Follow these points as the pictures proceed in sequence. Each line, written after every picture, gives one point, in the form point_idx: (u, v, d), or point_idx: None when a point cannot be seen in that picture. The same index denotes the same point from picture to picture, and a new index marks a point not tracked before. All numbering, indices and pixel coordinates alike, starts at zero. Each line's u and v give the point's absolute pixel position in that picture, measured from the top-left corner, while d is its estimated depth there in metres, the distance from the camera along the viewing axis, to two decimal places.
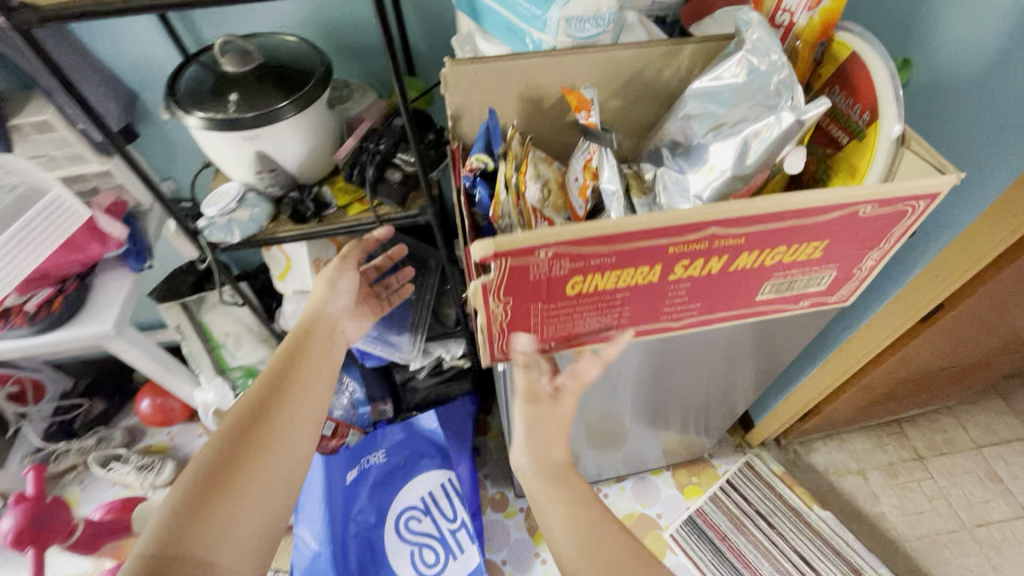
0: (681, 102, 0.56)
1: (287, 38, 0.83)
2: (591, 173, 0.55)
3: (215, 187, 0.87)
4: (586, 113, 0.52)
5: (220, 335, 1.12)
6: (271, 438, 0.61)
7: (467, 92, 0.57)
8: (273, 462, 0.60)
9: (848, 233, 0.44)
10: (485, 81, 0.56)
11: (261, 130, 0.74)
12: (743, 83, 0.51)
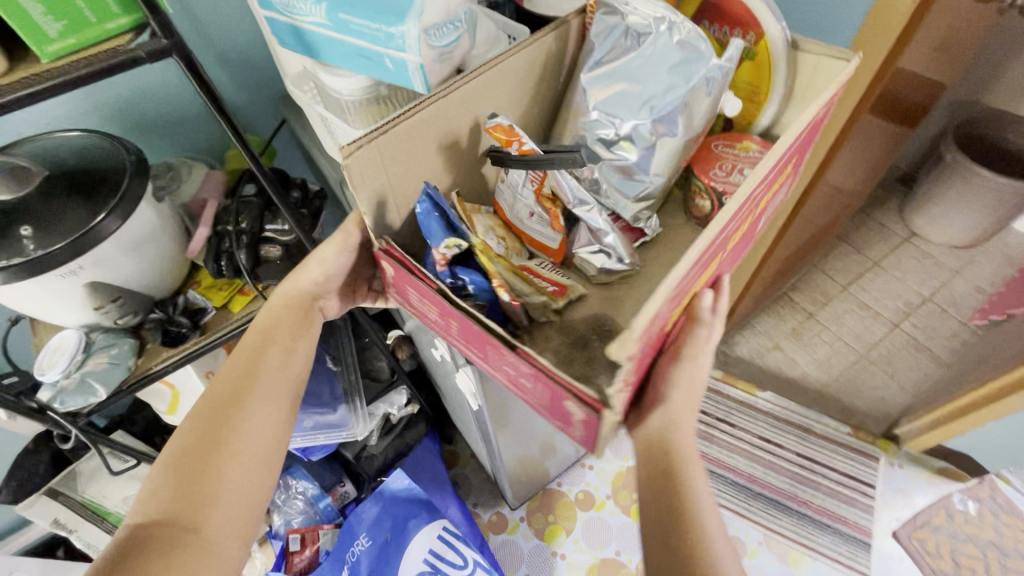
0: (585, 97, 0.56)
1: (68, 135, 0.66)
2: (549, 199, 0.56)
3: (41, 343, 0.67)
4: (518, 141, 0.52)
5: (117, 503, 0.89)
6: (248, 392, 0.55)
7: (373, 172, 0.48)
8: (256, 418, 0.54)
9: (803, 138, 0.56)
10: (400, 148, 0.49)
11: (83, 258, 0.58)
12: (640, 52, 0.53)
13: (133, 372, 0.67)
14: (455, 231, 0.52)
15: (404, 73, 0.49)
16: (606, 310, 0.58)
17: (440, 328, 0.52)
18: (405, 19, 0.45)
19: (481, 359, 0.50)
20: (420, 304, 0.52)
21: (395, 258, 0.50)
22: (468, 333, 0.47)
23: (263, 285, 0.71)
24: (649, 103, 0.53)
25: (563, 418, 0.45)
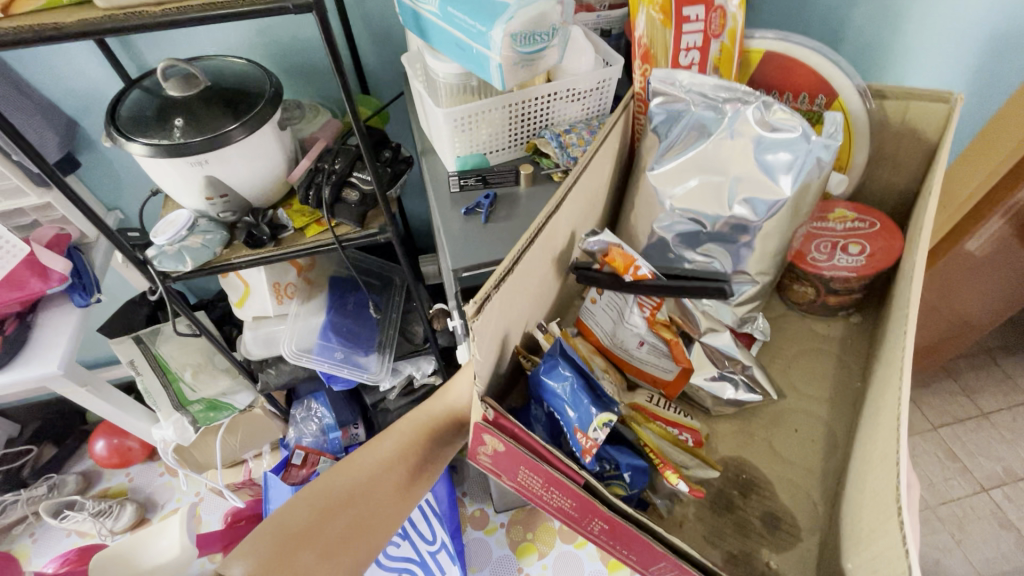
0: (658, 195, 0.57)
1: (235, 60, 0.81)
2: (666, 325, 0.57)
3: (165, 215, 0.84)
4: (633, 271, 0.52)
5: (177, 367, 1.07)
6: (365, 486, 0.54)
7: (491, 340, 0.47)
8: (364, 513, 0.53)
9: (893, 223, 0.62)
10: (518, 290, 0.49)
11: (210, 154, 0.72)
12: (713, 142, 0.53)
13: (216, 258, 0.81)
14: (599, 400, 0.51)
15: (487, 68, 0.55)
16: (738, 448, 0.59)
17: (558, 515, 0.49)
18: (495, 21, 0.52)
19: (622, 555, 0.48)
20: (532, 489, 0.48)
21: (510, 448, 0.45)
22: (625, 535, 0.46)
23: (336, 221, 0.82)
24: (735, 196, 0.53)
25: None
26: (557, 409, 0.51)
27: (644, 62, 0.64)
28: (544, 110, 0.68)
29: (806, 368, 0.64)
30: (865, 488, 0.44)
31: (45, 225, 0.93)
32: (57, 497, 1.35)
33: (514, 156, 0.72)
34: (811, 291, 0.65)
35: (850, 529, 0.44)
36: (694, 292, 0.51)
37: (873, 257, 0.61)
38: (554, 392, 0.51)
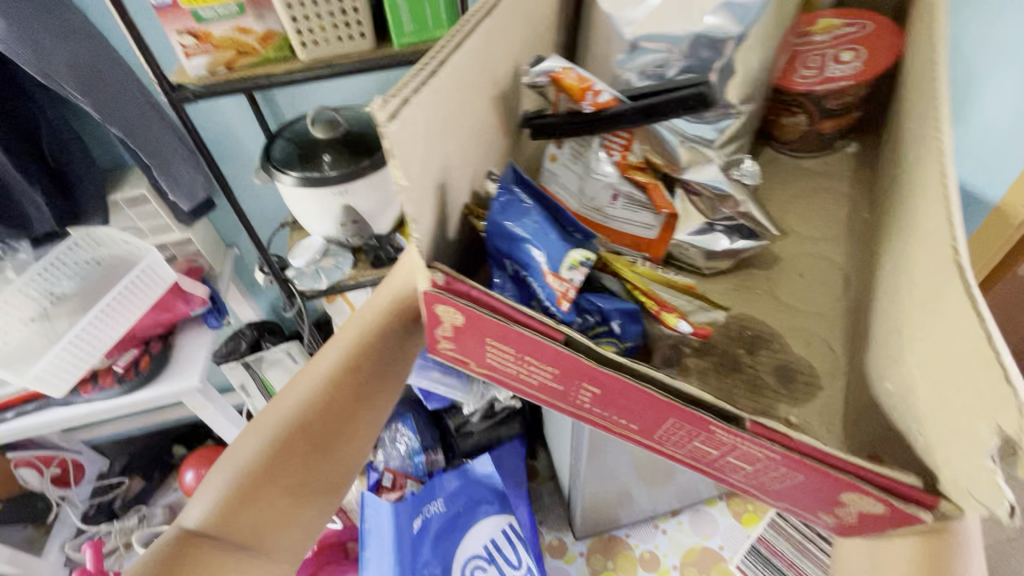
0: (616, 24, 0.53)
1: (366, 109, 0.94)
2: (638, 168, 0.56)
3: (295, 243, 0.95)
4: (592, 96, 0.53)
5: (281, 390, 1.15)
6: (325, 397, 0.53)
7: (426, 174, 0.43)
8: (332, 420, 0.54)
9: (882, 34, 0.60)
10: (448, 105, 0.45)
11: (351, 184, 0.82)
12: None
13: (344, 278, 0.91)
14: (557, 221, 0.51)
15: None
16: (746, 307, 0.54)
17: (546, 393, 0.47)
18: None
19: (628, 426, 0.46)
20: (506, 363, 0.46)
21: (466, 312, 0.42)
22: (621, 394, 0.42)
23: None
24: (704, 6, 0.49)
25: (809, 498, 0.42)
26: (522, 254, 0.48)
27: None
28: None
29: (814, 205, 0.62)
30: (917, 323, 0.39)
31: (181, 259, 1.06)
32: (148, 528, 1.41)
33: None
34: (800, 122, 0.62)
35: (908, 348, 0.39)
36: (665, 110, 0.52)
37: (868, 61, 0.59)
38: (505, 235, 0.48)
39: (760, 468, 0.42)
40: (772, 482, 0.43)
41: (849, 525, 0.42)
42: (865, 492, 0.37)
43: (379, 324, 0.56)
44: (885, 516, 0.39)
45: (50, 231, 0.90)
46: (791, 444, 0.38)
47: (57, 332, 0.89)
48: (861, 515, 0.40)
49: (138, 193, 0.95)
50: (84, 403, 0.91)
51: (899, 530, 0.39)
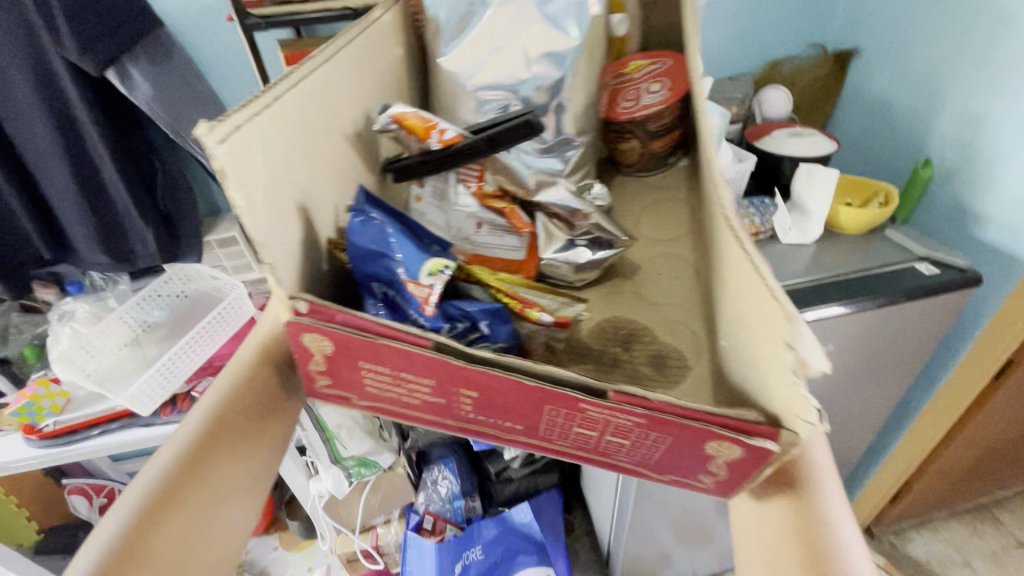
0: (461, 79, 0.58)
1: None
2: (496, 195, 0.60)
3: None
4: (438, 133, 0.55)
5: (333, 427, 1.09)
6: (186, 493, 0.37)
7: (279, 203, 0.44)
8: (198, 522, 0.38)
9: (676, 67, 0.69)
10: (296, 137, 0.46)
11: None
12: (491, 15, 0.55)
13: None
14: (410, 231, 0.52)
15: None
16: (613, 310, 0.57)
17: (430, 409, 0.47)
18: None
19: (516, 427, 0.46)
20: (389, 387, 0.46)
21: (329, 334, 0.42)
22: (499, 391, 0.43)
23: None
24: (532, 55, 0.56)
25: (683, 464, 0.43)
26: (381, 269, 0.50)
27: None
28: None
29: (661, 213, 0.68)
30: (744, 305, 0.41)
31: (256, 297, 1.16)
32: None
33: None
34: (636, 144, 0.70)
35: (733, 327, 0.44)
36: (506, 134, 0.55)
37: (671, 87, 0.67)
38: (370, 253, 0.49)
39: (639, 442, 0.43)
40: (653, 455, 0.43)
41: (722, 481, 0.43)
42: (722, 436, 0.39)
43: (246, 383, 0.43)
44: (745, 459, 0.40)
45: (151, 265, 1.00)
46: (650, 409, 0.40)
47: (146, 356, 0.96)
48: (730, 466, 0.41)
49: (230, 235, 1.07)
50: (161, 425, 0.98)
51: (760, 468, 0.41)
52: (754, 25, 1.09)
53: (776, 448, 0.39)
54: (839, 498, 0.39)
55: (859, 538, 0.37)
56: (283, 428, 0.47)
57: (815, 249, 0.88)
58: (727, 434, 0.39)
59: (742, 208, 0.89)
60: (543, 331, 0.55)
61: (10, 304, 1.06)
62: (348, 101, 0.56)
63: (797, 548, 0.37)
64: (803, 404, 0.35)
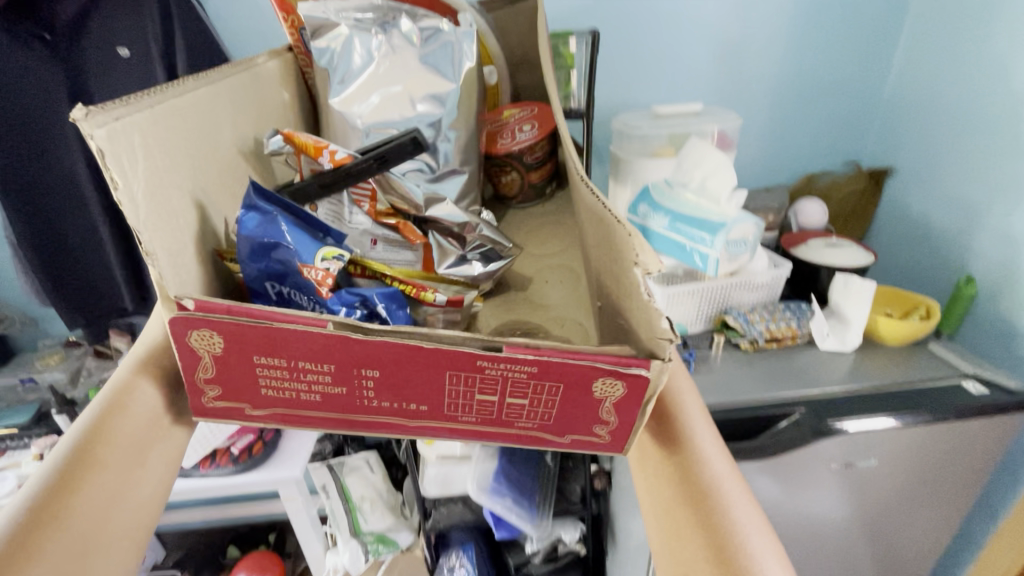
0: (348, 118, 0.60)
1: None
2: (388, 213, 0.58)
3: None
4: (329, 153, 0.55)
5: (358, 498, 1.21)
6: (66, 512, 0.38)
7: (168, 199, 0.46)
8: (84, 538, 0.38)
9: (545, 111, 0.77)
10: (173, 139, 0.47)
11: None
12: (378, 65, 0.59)
13: None
14: (314, 228, 0.51)
15: (705, 262, 0.81)
16: (509, 317, 0.58)
17: (338, 402, 0.44)
18: (717, 233, 0.80)
19: (418, 409, 0.44)
20: (283, 386, 0.43)
21: (220, 328, 0.40)
22: (400, 365, 0.41)
23: None
24: (416, 95, 0.59)
25: (569, 416, 0.44)
26: (280, 266, 0.49)
27: (287, 15, 0.68)
28: (726, 298, 0.91)
29: (546, 232, 0.73)
30: (615, 281, 0.44)
31: None
32: None
33: (703, 326, 0.93)
34: (517, 177, 0.76)
35: (614, 297, 0.45)
36: (390, 152, 0.54)
37: (541, 126, 0.74)
38: (270, 246, 0.48)
39: (534, 398, 0.43)
40: (551, 414, 0.43)
41: (615, 432, 0.44)
42: (606, 372, 0.40)
43: (121, 412, 0.45)
44: (629, 397, 0.41)
45: None
46: (540, 356, 0.40)
47: None
48: (618, 410, 0.43)
49: None
50: (198, 479, 1.00)
51: (643, 408, 0.42)
52: (790, 141, 1.17)
53: (653, 375, 0.40)
54: (710, 439, 0.46)
55: (728, 472, 0.43)
56: (172, 455, 0.48)
57: (854, 358, 0.87)
58: (603, 371, 0.40)
59: (777, 311, 0.91)
60: (441, 313, 0.54)
61: (87, 348, 1.16)
62: (231, 131, 0.58)
63: (680, 486, 0.42)
64: (656, 321, 0.38)
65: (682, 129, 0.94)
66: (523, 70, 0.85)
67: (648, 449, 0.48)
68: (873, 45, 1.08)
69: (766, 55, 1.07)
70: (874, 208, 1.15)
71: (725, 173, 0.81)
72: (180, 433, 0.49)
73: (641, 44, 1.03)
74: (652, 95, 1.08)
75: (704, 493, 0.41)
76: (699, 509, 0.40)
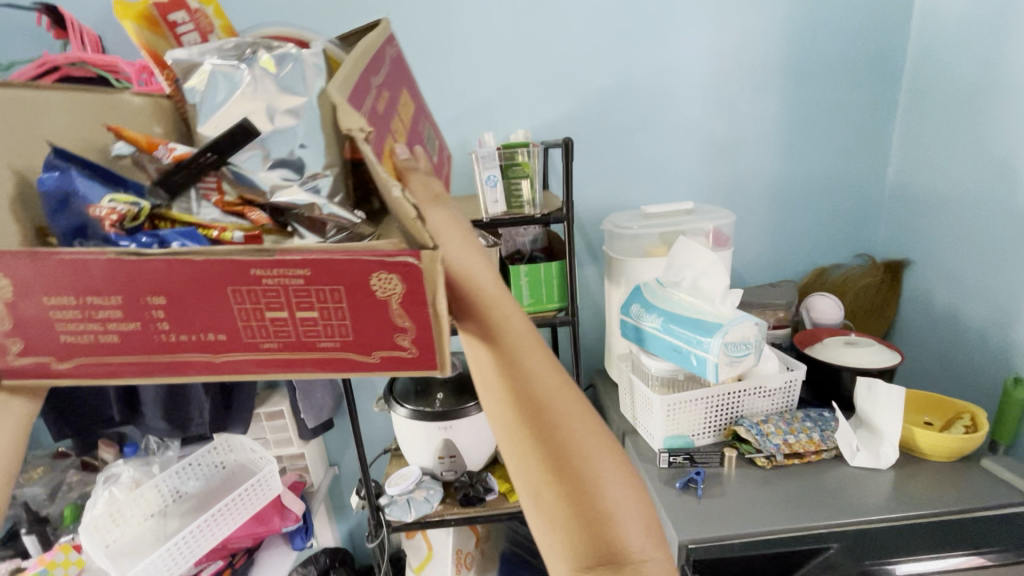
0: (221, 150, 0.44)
1: None
2: (233, 205, 0.44)
3: (392, 472, 1.00)
4: (165, 147, 0.44)
5: None
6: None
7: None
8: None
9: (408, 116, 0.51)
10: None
11: (455, 420, 0.91)
12: (240, 90, 0.43)
13: (432, 513, 0.91)
14: (120, 186, 0.44)
15: (704, 366, 0.73)
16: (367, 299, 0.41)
17: (145, 344, 0.36)
18: (713, 335, 0.72)
19: (219, 342, 0.37)
20: (82, 329, 0.36)
21: (12, 264, 0.34)
22: (190, 289, 0.35)
23: None
24: (277, 108, 0.43)
25: (378, 330, 0.36)
26: (79, 219, 0.41)
27: (160, 67, 0.48)
28: (735, 405, 0.82)
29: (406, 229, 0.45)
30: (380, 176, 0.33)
31: (290, 471, 1.16)
32: None
33: (712, 439, 0.83)
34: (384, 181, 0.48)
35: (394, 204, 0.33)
36: (224, 141, 0.41)
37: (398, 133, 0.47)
38: (64, 195, 0.40)
39: (321, 309, 0.36)
40: (346, 323, 0.36)
41: (420, 341, 0.36)
42: (368, 266, 0.33)
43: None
44: (410, 293, 0.34)
45: (202, 433, 1.05)
46: (305, 258, 0.34)
47: (166, 530, 0.94)
48: (408, 309, 0.35)
49: (278, 408, 1.11)
50: None
51: (433, 307, 0.34)
52: (794, 236, 1.13)
53: (427, 263, 0.32)
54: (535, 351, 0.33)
55: (556, 375, 0.33)
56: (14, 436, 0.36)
57: (894, 477, 0.74)
58: (376, 264, 0.33)
59: (796, 421, 0.81)
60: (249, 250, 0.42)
61: (74, 460, 1.12)
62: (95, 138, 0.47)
63: (512, 414, 0.32)
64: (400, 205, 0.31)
65: (673, 229, 0.92)
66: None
67: (482, 365, 0.34)
68: (868, 141, 1.08)
69: (758, 154, 1.07)
70: (894, 304, 1.08)
71: (720, 271, 0.77)
72: (24, 409, 0.37)
73: (630, 148, 1.05)
74: (645, 194, 1.08)
75: (542, 418, 0.32)
76: (534, 432, 0.32)
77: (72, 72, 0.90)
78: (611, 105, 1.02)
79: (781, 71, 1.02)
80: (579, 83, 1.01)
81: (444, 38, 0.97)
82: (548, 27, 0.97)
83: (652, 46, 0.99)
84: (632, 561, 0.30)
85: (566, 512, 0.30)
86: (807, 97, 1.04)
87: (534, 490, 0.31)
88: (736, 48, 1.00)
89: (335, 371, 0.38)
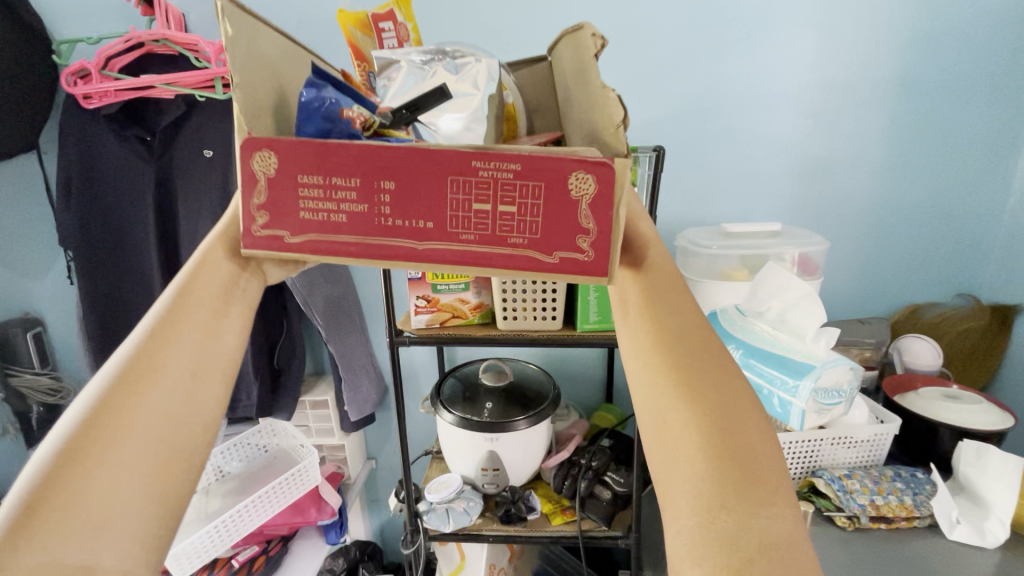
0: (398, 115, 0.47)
1: (529, 366, 1.03)
2: None
3: (432, 477, 0.98)
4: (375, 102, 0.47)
5: None
6: (96, 448, 0.29)
7: (260, 74, 0.37)
8: (149, 482, 0.30)
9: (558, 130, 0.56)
10: (266, 48, 0.39)
11: (502, 433, 0.87)
12: (429, 77, 0.47)
13: (469, 525, 0.88)
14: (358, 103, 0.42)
15: (788, 411, 0.66)
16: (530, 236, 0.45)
17: (354, 226, 0.35)
18: (802, 377, 0.65)
19: (425, 230, 0.34)
20: (319, 206, 0.35)
21: (277, 141, 0.34)
22: (415, 175, 0.33)
23: (584, 514, 0.87)
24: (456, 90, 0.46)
25: (566, 228, 0.34)
26: (329, 124, 0.38)
27: (358, 60, 0.53)
28: (815, 453, 0.74)
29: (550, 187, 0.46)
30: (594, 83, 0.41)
31: (329, 461, 1.15)
32: None
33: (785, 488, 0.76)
34: None
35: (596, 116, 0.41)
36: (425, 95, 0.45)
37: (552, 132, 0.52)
38: (319, 101, 0.37)
39: (522, 206, 0.34)
40: (537, 224, 0.34)
41: (601, 243, 0.34)
42: (573, 167, 0.33)
43: (197, 278, 0.36)
44: (602, 195, 0.33)
45: (248, 415, 1.05)
46: (519, 151, 0.33)
47: (207, 508, 0.94)
48: (597, 212, 0.33)
49: (323, 398, 1.10)
50: None
51: (619, 211, 0.33)
52: (889, 267, 1.02)
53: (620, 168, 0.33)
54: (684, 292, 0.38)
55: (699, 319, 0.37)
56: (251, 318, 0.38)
57: (999, 558, 0.65)
58: (577, 162, 0.33)
59: (885, 480, 0.72)
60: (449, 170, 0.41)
61: None
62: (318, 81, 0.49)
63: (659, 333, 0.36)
64: (612, 108, 0.37)
65: (757, 251, 0.84)
66: (540, 111, 0.59)
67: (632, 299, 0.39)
68: (986, 169, 0.96)
69: (855, 175, 0.97)
70: (1000, 353, 0.96)
71: (812, 306, 0.68)
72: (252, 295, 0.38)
73: (712, 160, 0.97)
74: (724, 210, 1.00)
75: (685, 347, 0.35)
76: (683, 368, 0.34)
77: (155, 48, 0.91)
78: (694, 112, 0.95)
79: (890, 85, 0.92)
80: (662, 86, 0.94)
81: (523, 35, 0.94)
82: (634, 26, 0.91)
83: (747, 50, 0.91)
84: (766, 525, 0.29)
85: (701, 443, 0.31)
86: (917, 115, 0.94)
87: (669, 433, 0.33)
88: (843, 57, 0.90)
89: (516, 274, 0.35)
